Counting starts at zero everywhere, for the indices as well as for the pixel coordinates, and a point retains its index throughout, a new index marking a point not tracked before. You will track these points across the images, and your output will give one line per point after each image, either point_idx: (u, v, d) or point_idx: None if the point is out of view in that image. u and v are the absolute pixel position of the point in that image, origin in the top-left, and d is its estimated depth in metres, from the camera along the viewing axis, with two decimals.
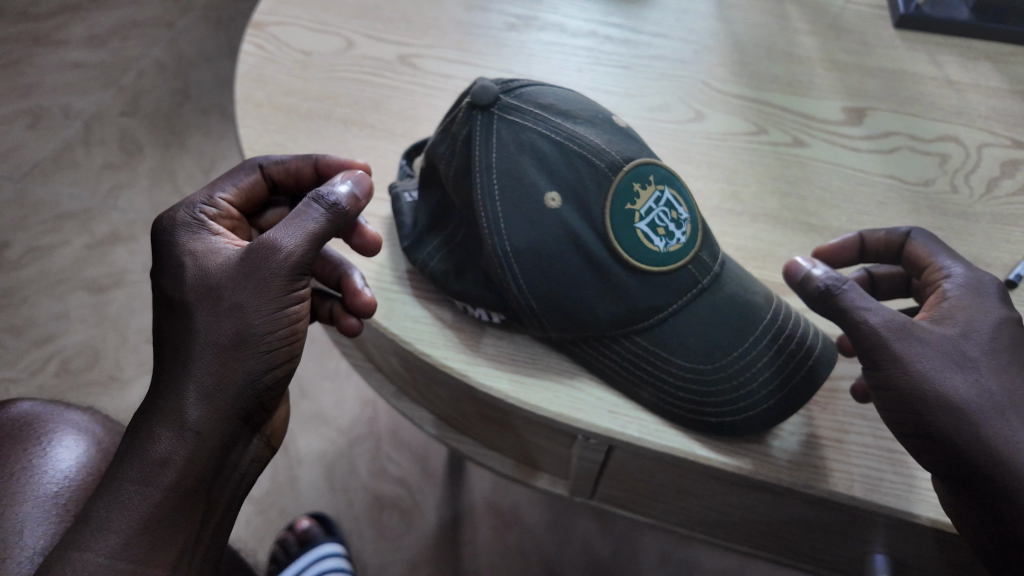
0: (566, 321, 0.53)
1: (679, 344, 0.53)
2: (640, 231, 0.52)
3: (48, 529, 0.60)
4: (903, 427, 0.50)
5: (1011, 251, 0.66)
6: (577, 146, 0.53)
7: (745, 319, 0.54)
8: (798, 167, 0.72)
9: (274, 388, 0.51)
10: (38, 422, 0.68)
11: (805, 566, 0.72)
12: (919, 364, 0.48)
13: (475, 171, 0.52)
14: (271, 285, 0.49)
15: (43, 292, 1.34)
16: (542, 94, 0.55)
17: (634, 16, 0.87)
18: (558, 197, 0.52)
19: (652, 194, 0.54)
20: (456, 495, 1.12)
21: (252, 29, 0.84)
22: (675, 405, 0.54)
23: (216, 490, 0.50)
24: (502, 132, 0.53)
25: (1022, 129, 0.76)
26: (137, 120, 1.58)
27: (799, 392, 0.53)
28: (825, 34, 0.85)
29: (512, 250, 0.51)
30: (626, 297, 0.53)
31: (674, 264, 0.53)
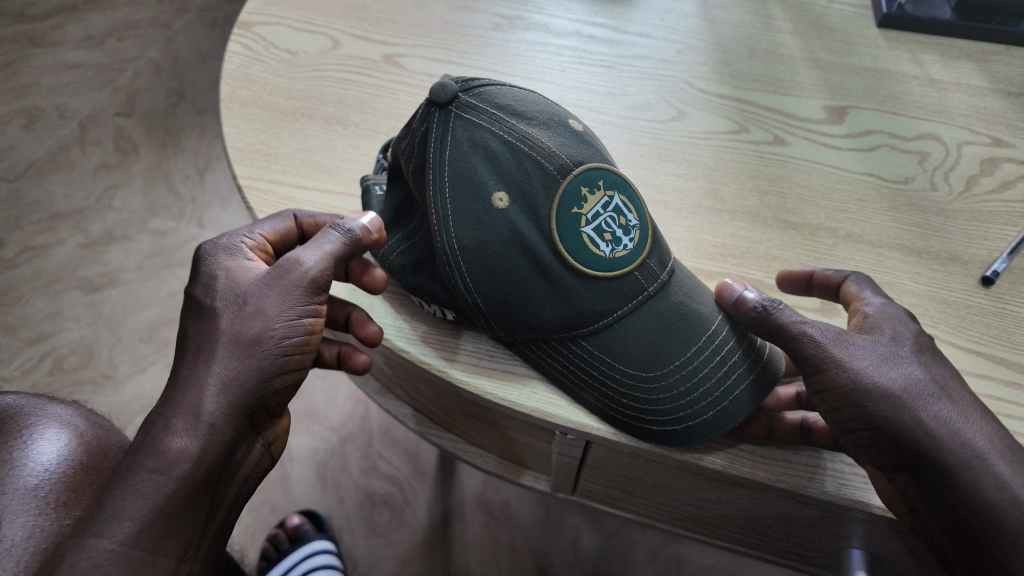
0: (513, 322, 0.54)
1: (623, 349, 0.54)
2: (586, 235, 0.53)
3: (29, 520, 0.61)
4: (845, 434, 0.51)
5: (988, 248, 0.66)
6: (528, 147, 0.53)
7: (689, 329, 0.54)
8: (778, 165, 0.73)
9: (286, 393, 0.52)
10: (21, 416, 0.69)
11: (784, 561, 0.73)
12: (854, 363, 0.49)
13: (429, 168, 0.53)
14: (295, 294, 0.51)
15: (38, 291, 1.35)
16: (499, 95, 0.55)
17: (619, 15, 0.88)
18: (507, 196, 0.52)
19: (601, 199, 0.54)
20: (446, 491, 1.13)
21: (239, 29, 0.84)
22: (616, 408, 0.54)
23: (223, 490, 0.50)
24: (457, 131, 0.53)
25: (1001, 126, 0.76)
26: (132, 120, 1.58)
27: (743, 406, 0.53)
28: (808, 33, 0.86)
29: (460, 248, 0.52)
30: (573, 300, 0.53)
31: (620, 270, 0.54)
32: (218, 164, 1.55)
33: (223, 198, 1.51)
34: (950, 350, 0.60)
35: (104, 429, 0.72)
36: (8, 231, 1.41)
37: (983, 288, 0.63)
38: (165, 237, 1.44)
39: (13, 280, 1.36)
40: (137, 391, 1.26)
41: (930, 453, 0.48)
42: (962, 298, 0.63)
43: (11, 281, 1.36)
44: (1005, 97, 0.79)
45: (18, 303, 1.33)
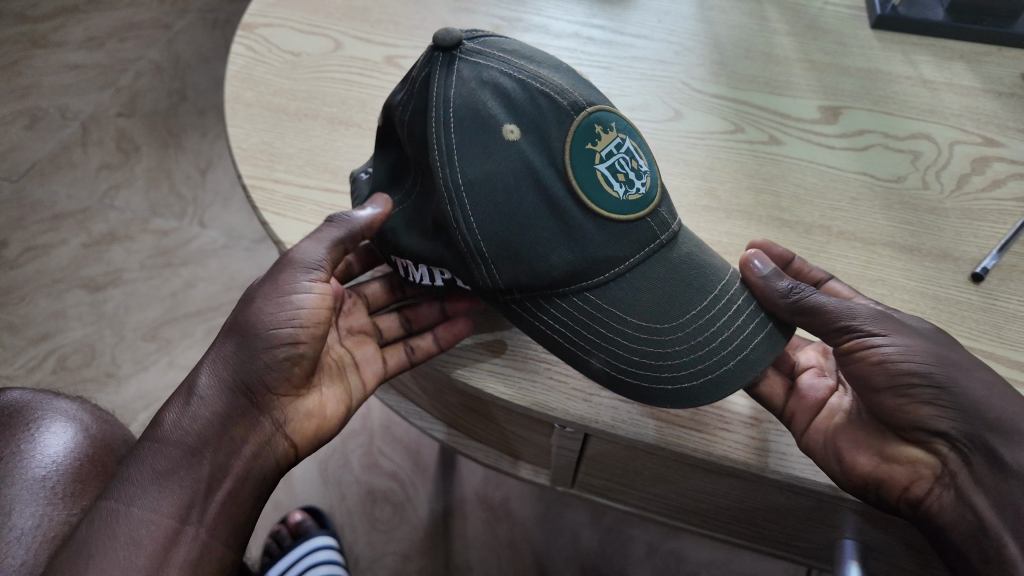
0: (516, 270, 0.53)
1: (632, 303, 0.54)
2: (600, 173, 0.53)
3: (37, 510, 0.62)
4: (897, 395, 0.55)
5: (979, 245, 0.68)
6: (540, 84, 0.53)
7: (701, 282, 0.56)
8: (773, 164, 0.74)
9: (276, 369, 0.55)
10: (26, 411, 0.70)
11: (779, 553, 0.74)
12: (910, 334, 0.55)
13: (433, 106, 0.53)
14: (285, 283, 0.56)
15: (41, 290, 1.37)
16: (506, 44, 0.57)
17: (617, 17, 0.89)
18: (517, 129, 0.52)
19: (613, 139, 0.55)
20: (447, 487, 1.14)
21: (243, 31, 0.86)
22: (631, 363, 0.54)
23: (226, 463, 0.55)
24: (463, 71, 0.53)
25: (992, 126, 0.77)
26: (134, 120, 1.60)
27: (764, 354, 0.55)
28: (803, 34, 0.87)
29: (466, 181, 0.51)
30: (582, 244, 0.52)
31: (633, 214, 0.54)
32: (220, 164, 1.56)
33: (225, 198, 1.52)
34: None
35: (108, 424, 0.73)
36: (11, 231, 1.43)
37: (973, 284, 0.65)
38: (167, 237, 1.45)
39: (17, 280, 1.38)
40: (140, 389, 1.27)
41: (996, 424, 0.52)
42: (952, 294, 0.65)
43: (14, 280, 1.37)
44: (996, 96, 0.80)
45: (21, 302, 1.35)
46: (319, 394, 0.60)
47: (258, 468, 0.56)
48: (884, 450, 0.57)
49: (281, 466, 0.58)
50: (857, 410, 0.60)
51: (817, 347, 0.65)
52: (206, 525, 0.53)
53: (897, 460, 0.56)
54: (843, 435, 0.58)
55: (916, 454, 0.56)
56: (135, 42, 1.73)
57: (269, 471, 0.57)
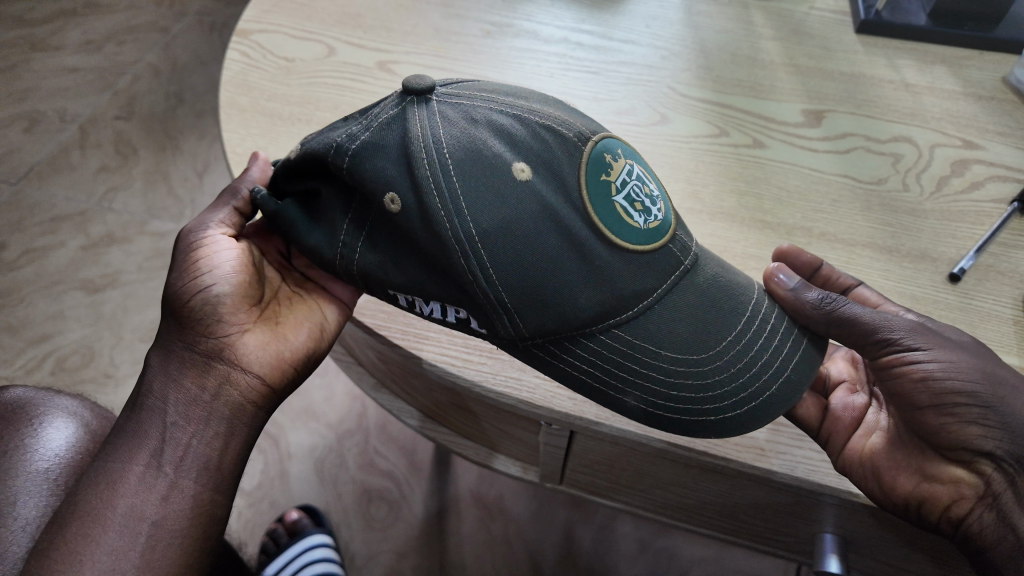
0: (545, 317, 0.51)
1: (664, 339, 0.53)
2: (619, 205, 0.52)
3: (41, 501, 0.64)
4: (942, 414, 0.56)
5: (957, 246, 0.70)
6: (539, 118, 0.52)
7: (732, 305, 0.56)
8: (757, 167, 0.76)
9: (197, 313, 0.59)
10: (30, 406, 0.72)
11: (764, 547, 0.76)
12: (946, 346, 0.56)
13: (418, 148, 0.49)
14: (191, 247, 0.62)
15: (39, 292, 1.38)
16: (484, 84, 0.55)
17: (605, 22, 0.91)
18: (527, 167, 0.49)
19: (624, 167, 0.54)
20: (442, 485, 1.16)
21: (237, 37, 0.87)
22: (674, 396, 0.54)
23: (187, 407, 0.57)
24: (446, 110, 0.51)
25: (972, 128, 0.79)
26: (132, 123, 1.61)
27: (806, 374, 0.56)
28: (788, 38, 0.89)
29: (478, 232, 0.48)
30: (612, 283, 0.51)
31: (656, 242, 0.53)
32: (217, 166, 1.57)
33: None
34: None
35: (107, 419, 0.74)
36: (10, 234, 1.44)
37: (951, 285, 0.66)
38: (165, 239, 1.47)
39: (16, 282, 1.39)
40: None
41: None
42: (929, 294, 0.66)
43: (13, 282, 1.39)
44: (977, 100, 0.82)
45: (20, 304, 1.36)
46: (273, 327, 0.62)
47: (221, 404, 0.58)
48: (924, 469, 0.59)
49: (252, 401, 0.59)
50: (893, 427, 0.63)
51: (846, 359, 0.70)
52: (176, 463, 0.56)
53: (937, 479, 0.58)
54: (882, 455, 0.60)
55: (958, 473, 0.57)
56: (132, 45, 1.74)
57: (238, 408, 0.59)
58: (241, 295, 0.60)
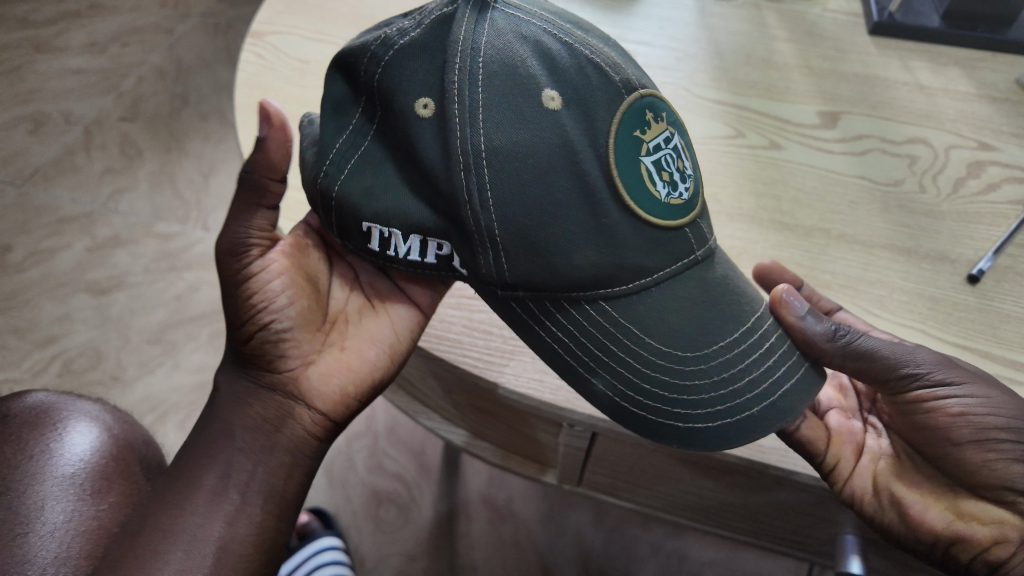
0: (533, 261, 0.51)
1: (655, 327, 0.53)
2: (645, 166, 0.51)
3: (68, 505, 0.67)
4: (984, 450, 0.55)
5: (974, 247, 0.70)
6: (590, 51, 0.50)
7: (736, 308, 0.55)
8: (773, 168, 0.76)
9: (261, 353, 0.60)
10: (52, 411, 0.74)
11: (781, 548, 0.76)
12: (981, 387, 0.56)
13: (457, 47, 0.48)
14: (240, 279, 0.59)
15: (45, 294, 1.38)
16: (551, 3, 0.54)
17: (619, 24, 0.91)
18: (558, 97, 0.48)
19: (662, 131, 0.53)
20: (452, 488, 1.16)
21: (252, 39, 0.87)
22: (642, 393, 0.55)
23: (253, 436, 0.60)
24: (497, 16, 0.49)
25: (987, 130, 0.79)
26: (137, 125, 1.61)
27: (796, 400, 0.54)
28: (803, 40, 0.89)
29: (487, 148, 0.48)
30: (617, 244, 0.51)
31: (674, 223, 0.53)
32: (223, 167, 1.57)
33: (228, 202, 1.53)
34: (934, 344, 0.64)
35: (128, 424, 0.78)
36: (16, 236, 1.44)
37: (969, 286, 0.67)
38: (171, 241, 1.46)
39: (22, 284, 1.39)
40: (145, 391, 1.28)
41: None
42: (948, 295, 0.66)
43: (19, 285, 1.38)
44: (991, 102, 0.82)
45: (26, 306, 1.36)
46: (336, 357, 0.64)
47: (282, 438, 0.61)
48: (959, 506, 0.57)
49: (313, 433, 0.62)
50: (900, 454, 0.63)
51: (835, 385, 0.72)
52: (242, 488, 0.59)
53: (977, 518, 0.56)
54: (898, 483, 0.61)
55: (998, 513, 0.56)
56: (137, 47, 1.74)
57: (300, 441, 0.62)
58: (304, 327, 0.62)
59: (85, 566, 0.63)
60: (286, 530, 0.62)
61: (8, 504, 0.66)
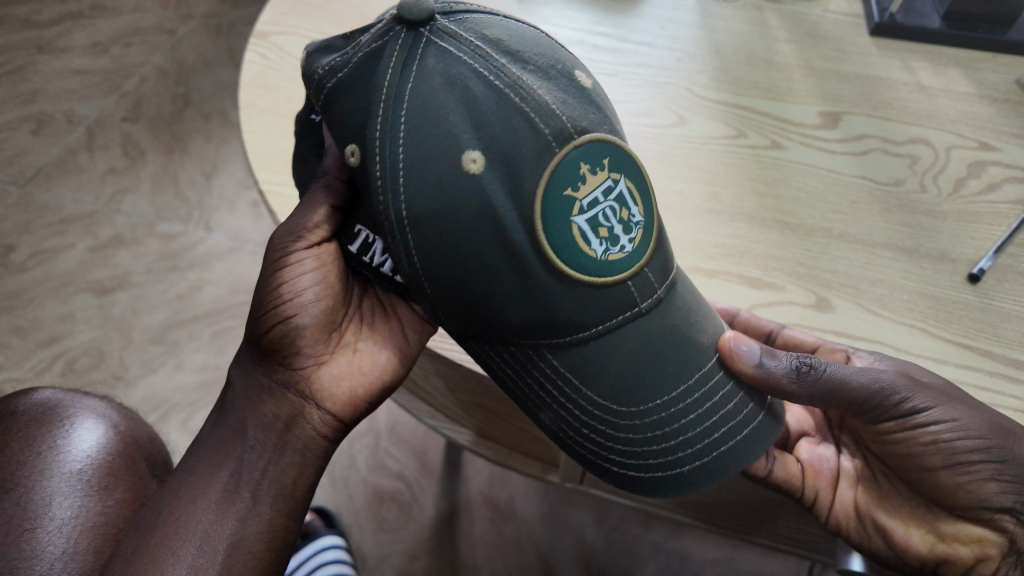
0: (468, 312, 0.51)
1: (595, 378, 0.52)
2: (576, 227, 0.48)
3: (76, 500, 0.68)
4: (960, 473, 0.59)
5: (975, 246, 0.70)
6: (520, 97, 0.47)
7: (681, 366, 0.52)
8: (775, 168, 0.76)
9: (284, 345, 0.61)
10: (60, 408, 0.75)
11: (785, 547, 0.74)
12: (960, 411, 0.57)
13: (385, 96, 0.47)
14: (281, 263, 0.60)
15: (47, 294, 1.38)
16: (490, 28, 0.50)
17: (621, 25, 0.91)
18: (481, 158, 0.46)
19: (603, 183, 0.49)
20: (454, 487, 1.16)
21: (256, 39, 0.88)
22: (578, 436, 0.55)
23: (263, 434, 0.61)
24: (428, 59, 0.47)
25: (988, 131, 0.79)
26: (140, 125, 1.61)
27: (723, 468, 0.53)
28: (803, 41, 0.89)
29: (410, 211, 0.47)
30: (546, 304, 0.49)
31: (612, 279, 0.50)
32: (225, 168, 1.57)
33: (230, 202, 1.54)
34: (936, 343, 0.64)
35: (134, 422, 0.79)
36: (18, 236, 1.45)
37: (969, 285, 0.67)
38: (174, 241, 1.47)
39: (25, 284, 1.39)
40: (148, 391, 1.28)
41: None
42: (949, 294, 0.67)
43: (21, 285, 1.39)
44: (992, 102, 0.82)
45: (29, 306, 1.36)
46: (348, 359, 0.65)
47: (293, 439, 0.61)
48: (938, 528, 0.62)
49: (323, 435, 0.63)
50: (877, 475, 0.68)
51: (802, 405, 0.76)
52: (253, 487, 0.60)
53: (955, 539, 0.61)
54: (878, 507, 0.66)
55: (977, 531, 0.60)
56: (139, 47, 1.75)
57: (310, 442, 0.62)
58: (323, 327, 0.63)
59: (92, 562, 0.64)
60: (296, 529, 0.62)
61: (16, 500, 0.66)
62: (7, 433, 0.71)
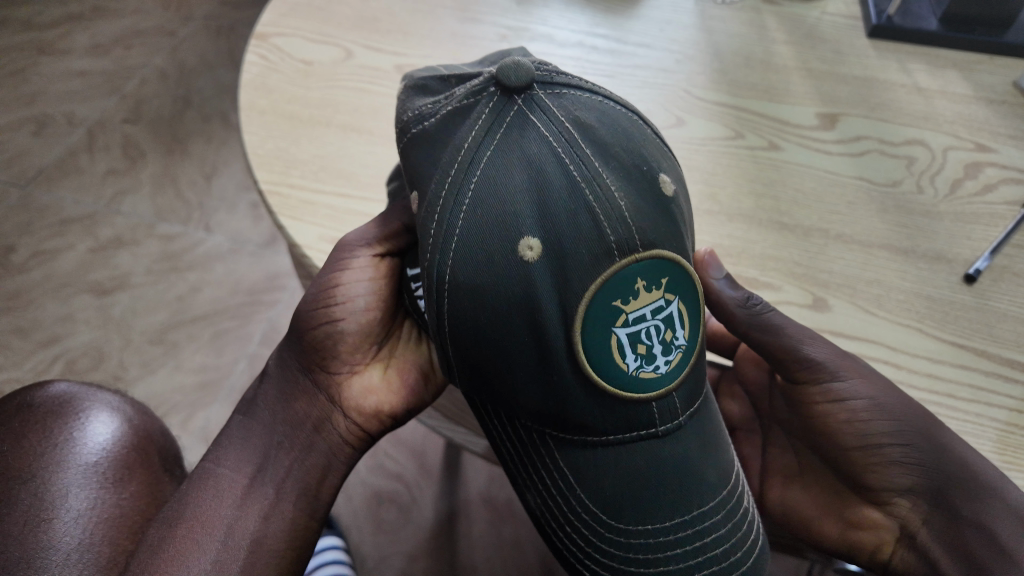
0: (478, 382, 0.52)
1: (600, 476, 0.52)
2: (616, 339, 0.48)
3: (90, 492, 0.68)
4: (871, 452, 0.63)
5: (971, 247, 0.70)
6: (593, 194, 0.47)
7: (690, 482, 0.51)
8: (773, 169, 0.77)
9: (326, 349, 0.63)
10: (74, 401, 0.75)
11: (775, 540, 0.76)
12: (871, 385, 0.61)
13: (460, 159, 0.48)
14: (335, 267, 0.60)
15: (48, 295, 1.38)
16: (584, 110, 0.49)
17: (619, 26, 0.92)
18: (537, 248, 0.46)
19: (654, 302, 0.49)
20: (454, 489, 1.16)
21: (257, 40, 0.88)
22: (557, 529, 0.55)
23: (293, 430, 0.63)
24: (511, 130, 0.48)
25: (984, 132, 0.80)
26: (140, 127, 1.62)
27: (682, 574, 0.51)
28: (801, 43, 0.90)
29: (451, 282, 0.48)
30: (567, 403, 0.50)
31: (647, 390, 0.50)
32: (226, 169, 1.58)
33: (231, 204, 1.54)
34: (934, 344, 0.64)
35: (146, 415, 0.79)
36: (19, 236, 1.45)
37: (966, 286, 0.67)
38: (174, 241, 1.47)
39: (25, 284, 1.39)
40: (147, 391, 1.29)
41: (956, 482, 0.58)
42: (946, 295, 0.67)
43: (21, 285, 1.39)
44: (988, 104, 0.83)
45: (29, 306, 1.37)
46: (380, 374, 0.67)
47: (321, 441, 0.64)
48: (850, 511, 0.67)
49: (347, 442, 0.65)
50: (804, 466, 0.72)
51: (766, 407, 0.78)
52: (278, 484, 0.61)
53: (862, 522, 0.66)
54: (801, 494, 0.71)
55: (877, 518, 0.65)
56: (140, 49, 1.75)
57: (335, 447, 0.64)
58: (360, 345, 0.64)
59: (107, 553, 0.64)
60: (315, 529, 0.63)
61: (33, 490, 0.66)
62: (21, 425, 0.72)
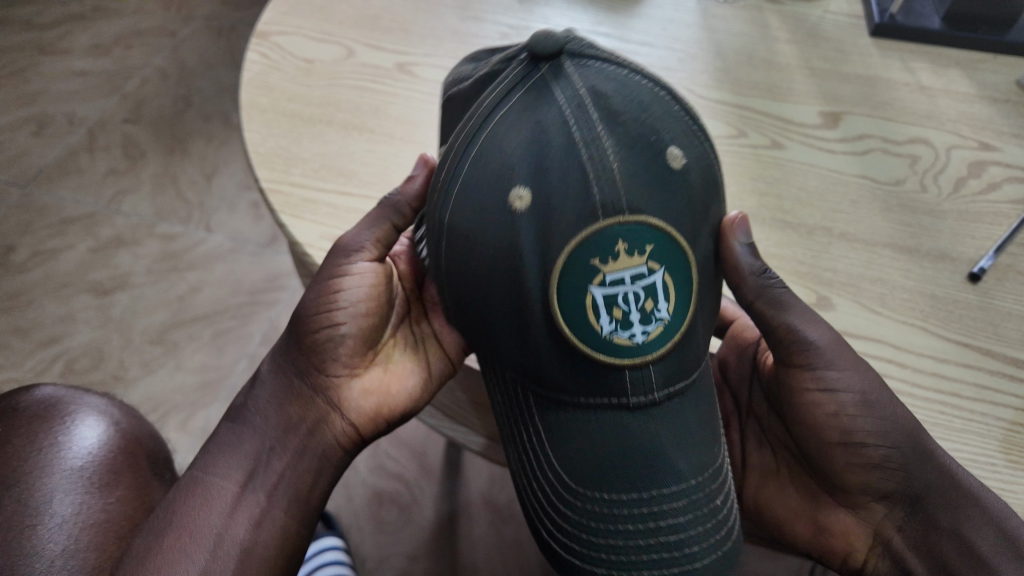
0: (471, 327, 0.54)
1: (573, 450, 0.52)
2: (591, 299, 0.48)
3: (76, 497, 0.68)
4: (847, 451, 0.61)
5: (975, 245, 0.70)
6: (589, 158, 0.46)
7: (663, 467, 0.50)
8: (775, 167, 0.76)
9: (324, 353, 0.62)
10: (60, 405, 0.75)
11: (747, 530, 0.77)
12: (866, 382, 0.59)
13: (479, 113, 0.49)
14: (336, 270, 0.60)
15: (48, 295, 1.38)
16: (605, 84, 0.48)
17: (621, 25, 0.91)
18: (524, 201, 0.47)
19: (636, 266, 0.47)
20: (454, 489, 1.16)
21: (258, 39, 0.88)
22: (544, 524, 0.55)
23: (286, 433, 0.63)
24: (524, 93, 0.48)
25: (988, 131, 0.79)
26: (140, 127, 1.61)
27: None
28: (804, 42, 0.90)
29: (448, 223, 0.50)
30: (543, 357, 0.51)
31: (620, 358, 0.49)
32: (226, 169, 1.58)
33: (231, 203, 1.54)
34: (938, 342, 0.64)
35: (135, 419, 0.79)
36: (19, 236, 1.45)
37: (970, 284, 0.67)
38: (174, 241, 1.47)
39: (24, 284, 1.39)
40: (147, 391, 1.28)
41: (931, 490, 0.59)
42: (950, 294, 0.67)
43: (21, 285, 1.39)
44: (992, 103, 0.82)
45: (29, 306, 1.36)
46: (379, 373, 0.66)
47: (314, 443, 0.64)
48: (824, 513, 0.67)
49: (341, 444, 0.65)
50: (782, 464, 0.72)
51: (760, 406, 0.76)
52: (269, 490, 0.61)
53: (836, 527, 0.66)
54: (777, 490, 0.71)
55: (849, 521, 0.66)
56: (141, 49, 1.75)
57: (329, 450, 0.64)
58: (359, 347, 0.64)
59: (92, 558, 0.64)
60: (308, 534, 0.63)
61: (18, 495, 0.66)
62: (9, 429, 0.71)
